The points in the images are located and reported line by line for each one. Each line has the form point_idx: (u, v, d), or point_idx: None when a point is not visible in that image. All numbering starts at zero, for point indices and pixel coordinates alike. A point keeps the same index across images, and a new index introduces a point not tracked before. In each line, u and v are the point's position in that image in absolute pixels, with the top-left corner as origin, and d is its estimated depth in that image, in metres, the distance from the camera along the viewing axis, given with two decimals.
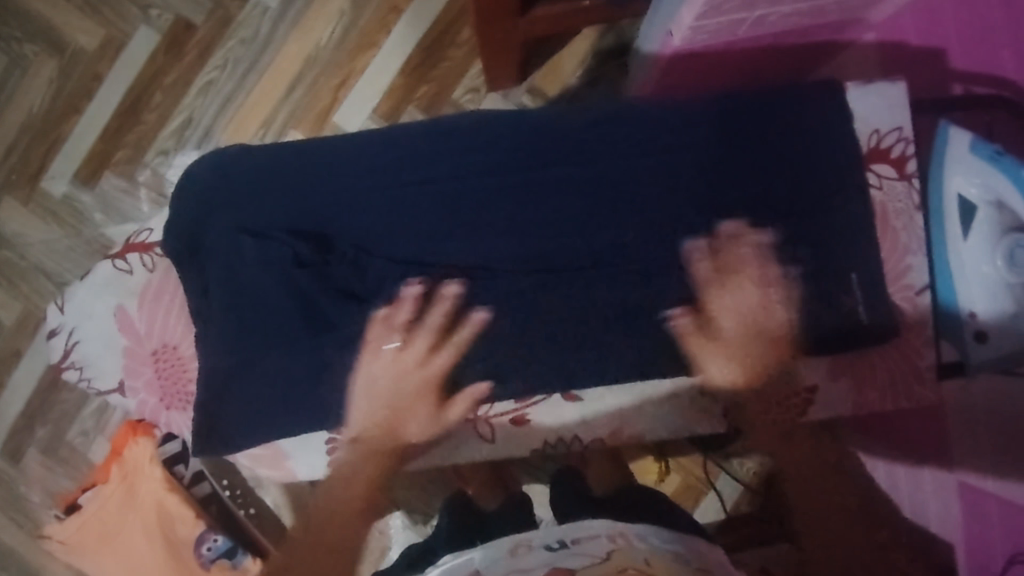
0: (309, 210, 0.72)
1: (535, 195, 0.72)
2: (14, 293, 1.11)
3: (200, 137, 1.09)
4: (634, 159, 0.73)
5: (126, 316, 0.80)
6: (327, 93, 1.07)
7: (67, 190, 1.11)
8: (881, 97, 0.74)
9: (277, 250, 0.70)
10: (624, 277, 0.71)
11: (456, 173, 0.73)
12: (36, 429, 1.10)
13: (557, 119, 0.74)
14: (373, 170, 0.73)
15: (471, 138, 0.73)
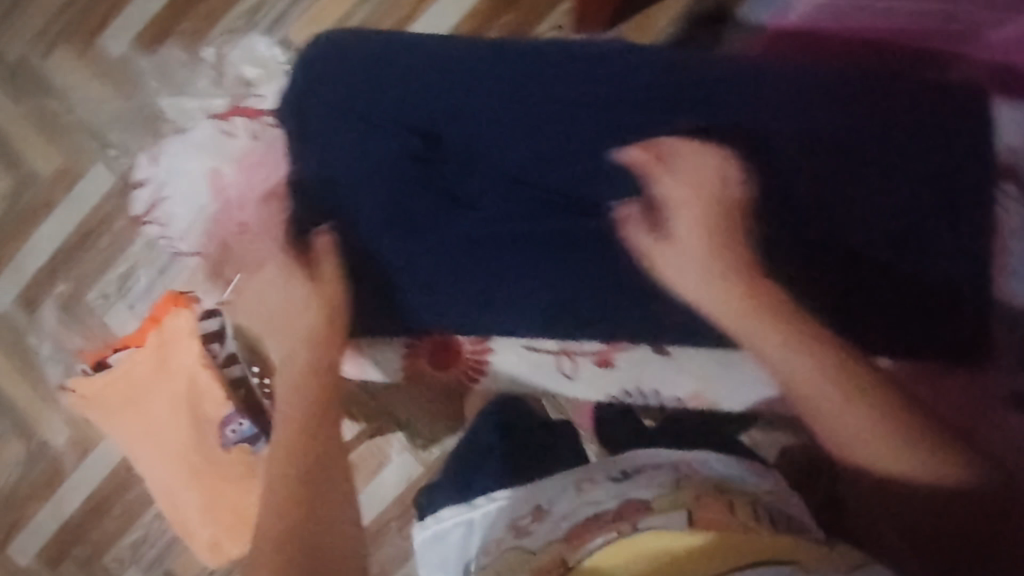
0: (416, 109, 0.68)
1: (674, 132, 0.67)
2: (57, 145, 1.09)
3: (272, 23, 1.06)
4: (789, 115, 0.66)
5: (218, 179, 0.75)
6: (407, 3, 1.04)
7: (125, 52, 1.08)
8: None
9: (396, 145, 0.68)
10: (743, 238, 0.66)
11: (600, 97, 0.68)
12: (57, 284, 1.09)
13: (710, 57, 0.68)
14: (491, 83, 0.68)
15: (592, 66, 0.69)
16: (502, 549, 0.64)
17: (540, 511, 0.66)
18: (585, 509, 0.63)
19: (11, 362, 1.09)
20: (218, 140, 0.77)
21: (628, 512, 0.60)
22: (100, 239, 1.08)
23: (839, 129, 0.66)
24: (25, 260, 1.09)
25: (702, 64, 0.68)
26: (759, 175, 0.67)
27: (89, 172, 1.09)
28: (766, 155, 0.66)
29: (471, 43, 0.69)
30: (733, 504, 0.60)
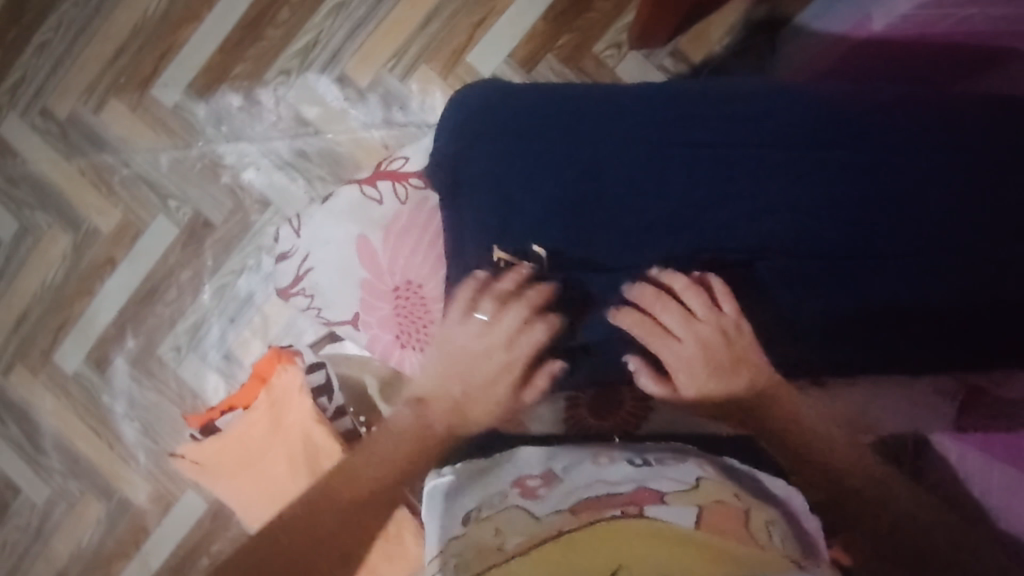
0: (576, 151, 0.65)
1: (823, 172, 0.65)
2: (115, 200, 1.08)
3: (326, 61, 1.05)
4: (930, 148, 0.66)
5: (367, 246, 0.78)
6: (463, 30, 1.04)
7: (179, 101, 1.07)
8: None
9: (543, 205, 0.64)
10: (901, 267, 0.64)
11: (749, 141, 0.66)
12: (127, 339, 1.08)
13: (844, 95, 0.68)
14: (658, 125, 0.66)
15: (732, 102, 0.67)
16: (501, 506, 0.55)
17: (548, 478, 0.57)
18: (596, 488, 0.54)
19: (87, 423, 1.08)
20: (366, 207, 0.81)
21: (643, 498, 0.51)
22: (167, 291, 1.07)
23: (959, 161, 0.66)
24: (92, 316, 1.08)
25: (814, 99, 0.67)
26: (882, 196, 0.65)
27: (151, 224, 1.07)
28: (890, 188, 0.65)
29: (598, 96, 0.68)
30: (754, 520, 0.51)
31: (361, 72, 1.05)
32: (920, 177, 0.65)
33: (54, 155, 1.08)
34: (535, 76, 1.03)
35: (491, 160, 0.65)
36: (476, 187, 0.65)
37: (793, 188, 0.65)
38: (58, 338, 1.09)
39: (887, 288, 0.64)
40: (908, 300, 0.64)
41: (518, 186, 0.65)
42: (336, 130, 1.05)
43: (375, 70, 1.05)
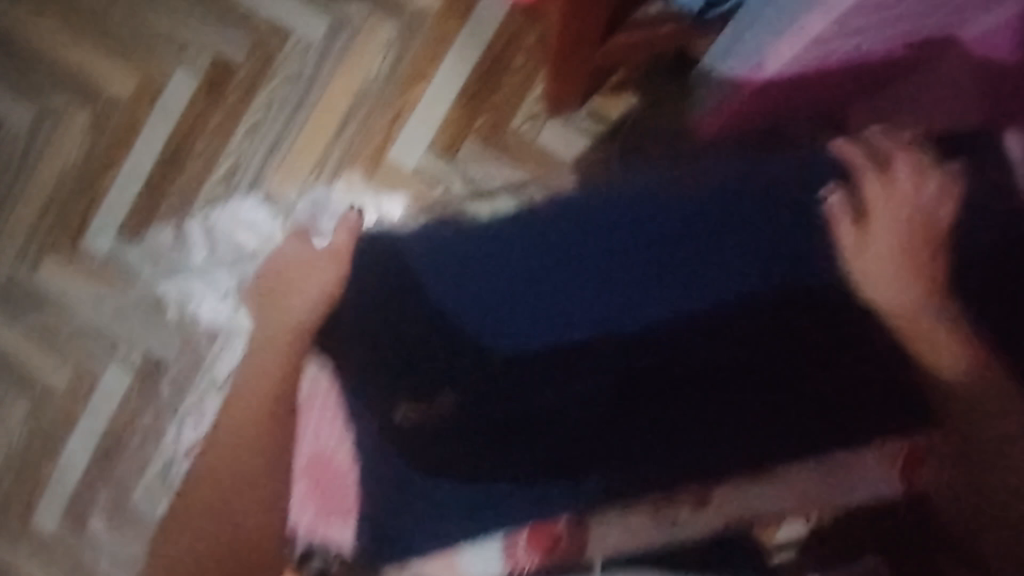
0: (462, 288, 0.87)
1: (640, 275, 0.88)
2: (64, 356, 1.06)
3: (250, 182, 1.05)
4: (723, 239, 0.88)
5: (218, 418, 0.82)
6: (379, 129, 1.04)
7: (112, 247, 1.07)
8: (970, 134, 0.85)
9: (438, 338, 0.87)
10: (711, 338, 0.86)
11: (589, 256, 0.89)
12: (99, 494, 1.06)
13: (655, 201, 0.90)
14: (519, 255, 0.88)
15: (603, 220, 0.89)
16: None
17: None
18: None
19: None
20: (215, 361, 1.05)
21: None
22: (131, 438, 1.06)
23: (741, 246, 0.88)
24: (61, 477, 1.06)
25: (685, 200, 0.89)
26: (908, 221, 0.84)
27: (104, 373, 1.06)
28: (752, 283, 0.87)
29: (478, 235, 0.89)
30: None
31: (285, 188, 1.05)
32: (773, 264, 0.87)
33: None
34: (459, 162, 1.03)
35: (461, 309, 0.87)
36: (393, 332, 0.87)
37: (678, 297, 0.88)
38: (31, 503, 1.07)
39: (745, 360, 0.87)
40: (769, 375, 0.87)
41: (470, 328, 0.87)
42: (276, 252, 1.04)
43: (300, 183, 1.04)
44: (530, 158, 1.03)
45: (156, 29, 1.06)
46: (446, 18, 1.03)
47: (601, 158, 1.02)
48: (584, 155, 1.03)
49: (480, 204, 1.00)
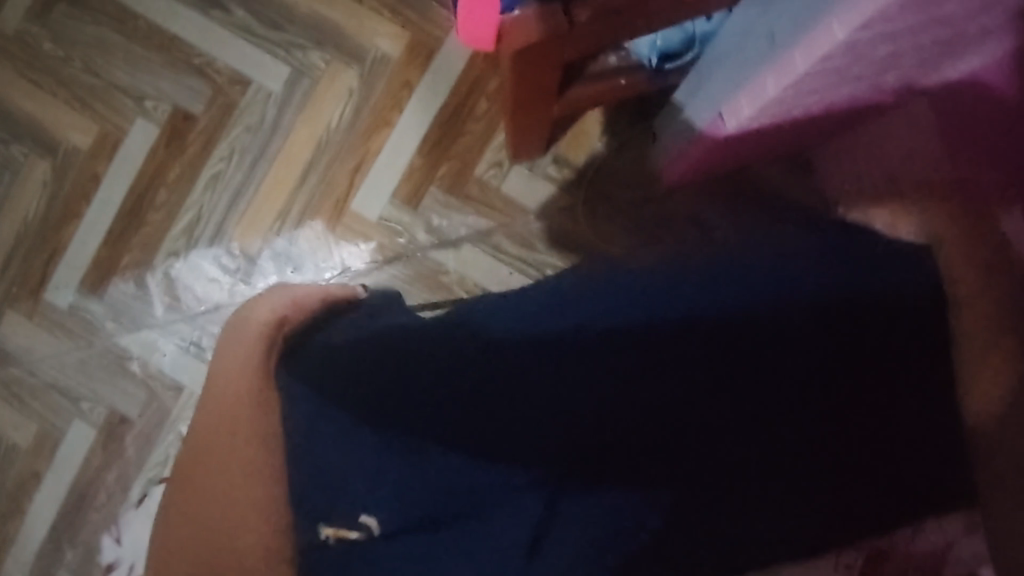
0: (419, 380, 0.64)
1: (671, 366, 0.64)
2: (28, 412, 1.05)
3: (212, 234, 1.03)
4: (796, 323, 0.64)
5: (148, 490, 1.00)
6: (342, 178, 1.02)
7: (74, 301, 1.05)
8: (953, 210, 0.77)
9: (370, 456, 0.64)
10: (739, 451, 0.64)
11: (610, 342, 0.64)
12: (65, 552, 1.04)
13: (738, 273, 0.67)
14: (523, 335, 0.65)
15: (636, 292, 0.66)
16: None
17: None
18: None
19: None
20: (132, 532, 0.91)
21: None
22: (97, 495, 1.04)
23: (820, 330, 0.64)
24: (26, 535, 1.05)
25: (761, 274, 0.66)
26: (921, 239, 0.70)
27: (68, 429, 1.04)
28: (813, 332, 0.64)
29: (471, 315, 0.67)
30: None
31: (249, 239, 1.03)
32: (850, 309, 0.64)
33: None
34: (423, 211, 1.02)
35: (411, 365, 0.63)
36: (332, 432, 0.64)
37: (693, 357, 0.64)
38: None
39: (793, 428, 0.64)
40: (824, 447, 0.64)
41: (440, 394, 0.64)
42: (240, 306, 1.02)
43: (262, 234, 1.03)
44: (495, 206, 1.02)
45: (115, 77, 1.05)
46: (408, 64, 1.01)
47: (568, 204, 1.02)
48: (551, 202, 1.02)
49: (444, 253, 1.02)
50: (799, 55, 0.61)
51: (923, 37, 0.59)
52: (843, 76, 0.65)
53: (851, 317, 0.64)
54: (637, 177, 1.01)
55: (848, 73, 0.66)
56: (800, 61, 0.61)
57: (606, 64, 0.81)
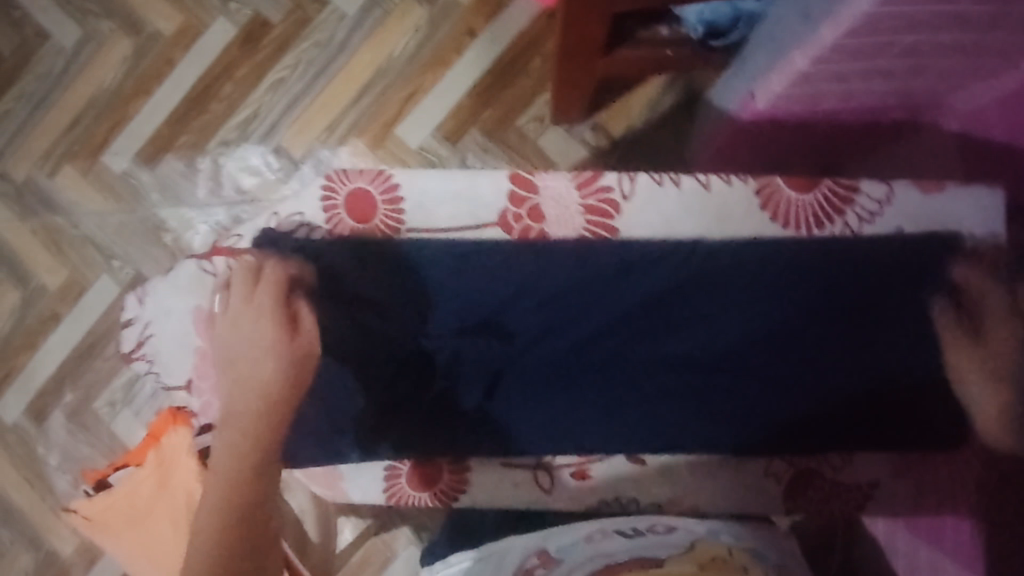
0: (459, 272, 0.72)
1: (698, 320, 0.71)
2: (62, 260, 1.12)
3: (264, 132, 1.11)
4: (809, 295, 0.71)
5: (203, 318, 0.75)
6: (393, 104, 1.09)
7: (127, 167, 1.12)
8: (975, 201, 0.73)
9: (412, 305, 0.72)
10: (743, 389, 0.71)
11: (629, 269, 0.71)
12: (65, 394, 1.11)
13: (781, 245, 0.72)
14: (550, 260, 0.72)
15: (665, 255, 0.72)
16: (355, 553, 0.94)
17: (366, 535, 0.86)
18: None
19: (22, 475, 1.11)
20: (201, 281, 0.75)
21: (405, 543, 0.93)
22: (107, 346, 1.11)
23: (824, 307, 0.71)
24: (34, 371, 1.12)
25: (806, 262, 0.71)
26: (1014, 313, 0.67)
27: (94, 283, 1.12)
28: (884, 305, 0.70)
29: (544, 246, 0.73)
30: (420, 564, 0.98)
31: (295, 143, 1.10)
32: (886, 282, 0.71)
33: (8, 215, 1.13)
34: (461, 148, 1.08)
35: (517, 302, 0.72)
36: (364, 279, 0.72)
37: (790, 316, 0.71)
38: (0, 391, 1.12)
39: (872, 391, 0.70)
40: (811, 419, 0.71)
41: (475, 290, 0.72)
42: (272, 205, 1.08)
43: (310, 141, 1.10)
44: (527, 157, 1.08)
45: None
46: (475, 13, 1.09)
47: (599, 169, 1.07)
48: (582, 164, 1.08)
49: None
50: (828, 29, 0.61)
51: (948, 30, 0.61)
52: (869, 61, 0.67)
53: (867, 312, 0.71)
54: (669, 157, 1.07)
55: (876, 55, 0.66)
56: (829, 34, 0.61)
57: (656, 34, 0.85)
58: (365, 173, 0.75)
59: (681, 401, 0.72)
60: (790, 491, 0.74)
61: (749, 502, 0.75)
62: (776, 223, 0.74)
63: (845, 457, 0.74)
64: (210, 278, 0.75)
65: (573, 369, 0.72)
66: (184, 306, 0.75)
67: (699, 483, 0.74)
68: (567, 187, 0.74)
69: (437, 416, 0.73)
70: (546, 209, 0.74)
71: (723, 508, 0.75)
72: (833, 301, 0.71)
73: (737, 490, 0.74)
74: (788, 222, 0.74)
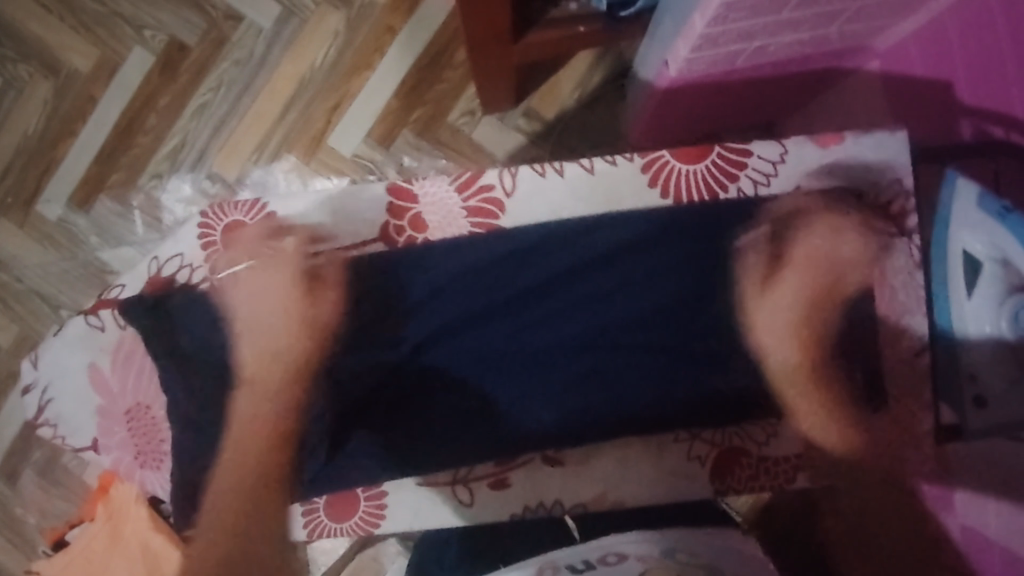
0: (350, 290, 0.67)
1: (599, 298, 0.66)
2: (11, 315, 1.10)
3: (194, 160, 1.09)
4: (708, 261, 0.66)
5: (98, 377, 0.66)
6: (321, 115, 1.07)
7: (62, 214, 1.10)
8: (884, 147, 0.66)
9: (301, 332, 0.66)
10: (654, 363, 0.66)
11: (528, 259, 0.66)
12: (34, 450, 1.10)
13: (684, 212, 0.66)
14: (444, 258, 0.66)
15: (567, 237, 0.66)
16: None
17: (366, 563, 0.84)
18: None
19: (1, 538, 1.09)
20: (90, 339, 0.65)
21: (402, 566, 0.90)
22: None
23: (728, 273, 0.66)
24: None
25: (703, 224, 0.66)
26: (853, 294, 0.66)
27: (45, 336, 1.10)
28: (785, 273, 0.67)
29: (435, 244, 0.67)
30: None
31: (228, 167, 1.08)
32: (788, 251, 0.66)
33: None
34: (394, 151, 1.06)
35: (412, 309, 0.67)
36: (264, 320, 0.66)
37: (688, 287, 0.66)
38: None
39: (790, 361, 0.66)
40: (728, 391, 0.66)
41: (369, 308, 0.67)
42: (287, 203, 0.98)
43: (240, 164, 1.08)
44: (462, 151, 1.05)
45: (118, 6, 1.10)
46: (393, 11, 1.07)
47: (535, 156, 1.05)
48: (519, 151, 1.05)
49: None
50: None
51: None
52: (768, 15, 0.64)
53: (768, 276, 0.66)
54: (603, 135, 1.05)
55: (774, 9, 0.63)
56: None
57: (566, 10, 0.83)
58: (236, 204, 0.65)
59: (589, 382, 0.66)
60: (716, 474, 0.67)
61: (676, 492, 0.67)
62: (664, 198, 0.66)
63: (770, 430, 0.67)
64: (103, 336, 0.65)
65: (467, 370, 0.67)
66: (71, 367, 0.65)
67: (619, 473, 0.67)
68: (450, 192, 0.66)
69: (338, 444, 0.66)
70: (427, 217, 0.66)
71: (649, 501, 0.67)
72: (737, 268, 0.66)
73: (663, 481, 0.67)
74: (677, 196, 0.66)
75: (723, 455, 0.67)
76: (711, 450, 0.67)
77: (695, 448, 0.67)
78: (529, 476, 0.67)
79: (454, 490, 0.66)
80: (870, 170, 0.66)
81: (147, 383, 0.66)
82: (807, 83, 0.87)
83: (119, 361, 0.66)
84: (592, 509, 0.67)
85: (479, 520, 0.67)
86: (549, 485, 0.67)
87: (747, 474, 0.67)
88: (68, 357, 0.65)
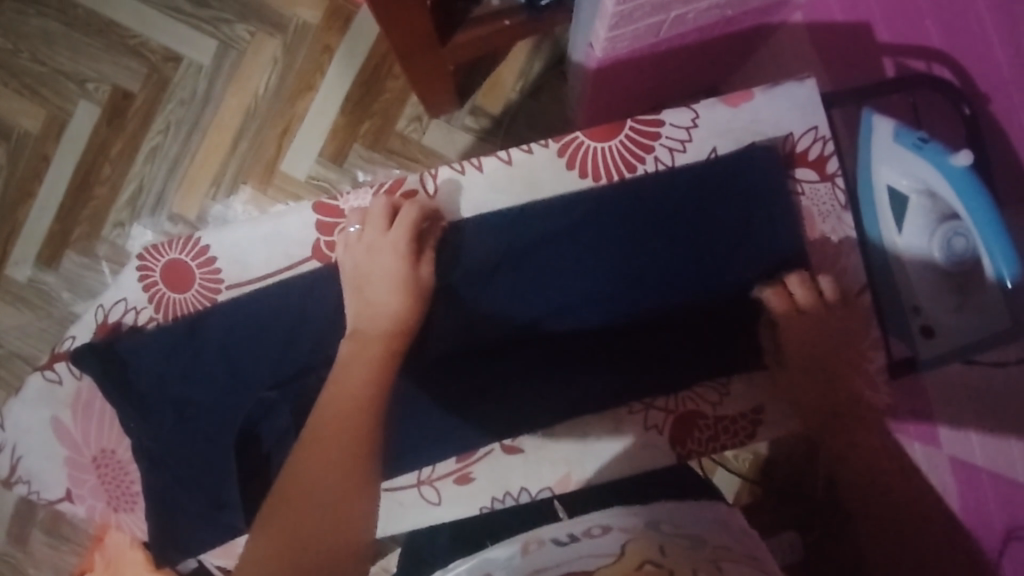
0: (289, 311, 0.65)
1: (552, 276, 0.65)
2: None
3: (154, 204, 1.09)
4: (652, 228, 0.65)
5: (61, 428, 0.66)
6: (271, 142, 1.08)
7: (32, 274, 1.11)
8: (790, 99, 0.68)
9: (245, 361, 0.65)
10: (609, 337, 0.65)
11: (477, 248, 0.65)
12: (37, 510, 1.11)
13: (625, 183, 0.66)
14: None
15: (515, 222, 0.66)
16: None
17: None
18: None
19: None
20: (49, 392, 0.66)
21: None
22: None
23: (672, 238, 0.65)
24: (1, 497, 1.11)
25: (645, 193, 0.66)
26: (794, 245, 0.66)
27: None
28: (716, 238, 0.65)
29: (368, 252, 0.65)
30: None
31: (187, 206, 1.09)
32: (715, 216, 0.65)
33: None
34: (348, 167, 1.06)
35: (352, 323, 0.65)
36: (205, 355, 0.65)
37: (633, 256, 0.65)
38: None
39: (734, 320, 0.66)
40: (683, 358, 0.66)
41: (309, 329, 0.65)
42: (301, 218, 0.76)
43: (200, 200, 1.09)
44: (413, 158, 1.06)
45: (58, 63, 1.11)
46: (329, 29, 1.07)
47: (487, 151, 1.06)
48: (470, 150, 1.06)
49: None
50: None
51: None
52: None
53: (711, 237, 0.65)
54: (551, 122, 1.06)
55: None
56: None
57: (489, 6, 0.85)
58: (175, 242, 0.67)
59: (548, 368, 0.65)
60: (676, 441, 0.68)
61: (642, 464, 0.68)
62: (584, 178, 0.68)
63: (721, 389, 0.68)
64: (61, 387, 0.66)
65: (424, 370, 0.65)
66: (34, 422, 0.66)
67: (582, 453, 0.68)
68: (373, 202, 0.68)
69: None
70: None
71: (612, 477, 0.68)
72: (679, 233, 0.65)
73: (627, 456, 0.68)
74: (596, 174, 0.68)
75: (678, 420, 0.68)
76: (667, 418, 0.68)
77: (651, 418, 0.68)
78: (494, 469, 0.68)
79: (421, 489, 0.67)
80: (782, 122, 0.68)
81: (109, 430, 0.67)
82: (736, 44, 0.87)
83: (80, 410, 0.67)
84: (559, 493, 0.68)
85: (451, 517, 0.68)
86: (514, 475, 0.68)
87: (706, 436, 0.68)
88: (29, 412, 0.66)
